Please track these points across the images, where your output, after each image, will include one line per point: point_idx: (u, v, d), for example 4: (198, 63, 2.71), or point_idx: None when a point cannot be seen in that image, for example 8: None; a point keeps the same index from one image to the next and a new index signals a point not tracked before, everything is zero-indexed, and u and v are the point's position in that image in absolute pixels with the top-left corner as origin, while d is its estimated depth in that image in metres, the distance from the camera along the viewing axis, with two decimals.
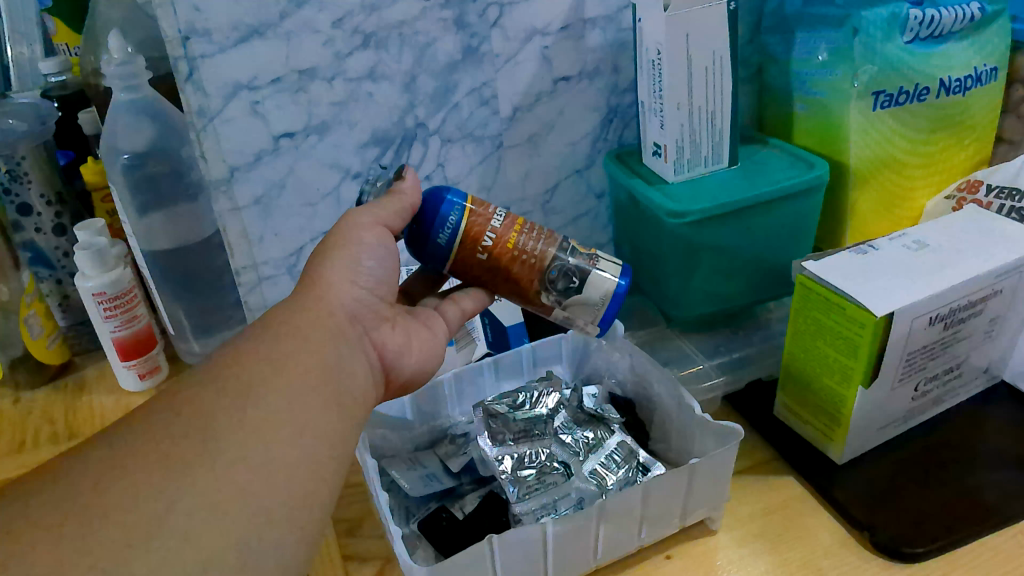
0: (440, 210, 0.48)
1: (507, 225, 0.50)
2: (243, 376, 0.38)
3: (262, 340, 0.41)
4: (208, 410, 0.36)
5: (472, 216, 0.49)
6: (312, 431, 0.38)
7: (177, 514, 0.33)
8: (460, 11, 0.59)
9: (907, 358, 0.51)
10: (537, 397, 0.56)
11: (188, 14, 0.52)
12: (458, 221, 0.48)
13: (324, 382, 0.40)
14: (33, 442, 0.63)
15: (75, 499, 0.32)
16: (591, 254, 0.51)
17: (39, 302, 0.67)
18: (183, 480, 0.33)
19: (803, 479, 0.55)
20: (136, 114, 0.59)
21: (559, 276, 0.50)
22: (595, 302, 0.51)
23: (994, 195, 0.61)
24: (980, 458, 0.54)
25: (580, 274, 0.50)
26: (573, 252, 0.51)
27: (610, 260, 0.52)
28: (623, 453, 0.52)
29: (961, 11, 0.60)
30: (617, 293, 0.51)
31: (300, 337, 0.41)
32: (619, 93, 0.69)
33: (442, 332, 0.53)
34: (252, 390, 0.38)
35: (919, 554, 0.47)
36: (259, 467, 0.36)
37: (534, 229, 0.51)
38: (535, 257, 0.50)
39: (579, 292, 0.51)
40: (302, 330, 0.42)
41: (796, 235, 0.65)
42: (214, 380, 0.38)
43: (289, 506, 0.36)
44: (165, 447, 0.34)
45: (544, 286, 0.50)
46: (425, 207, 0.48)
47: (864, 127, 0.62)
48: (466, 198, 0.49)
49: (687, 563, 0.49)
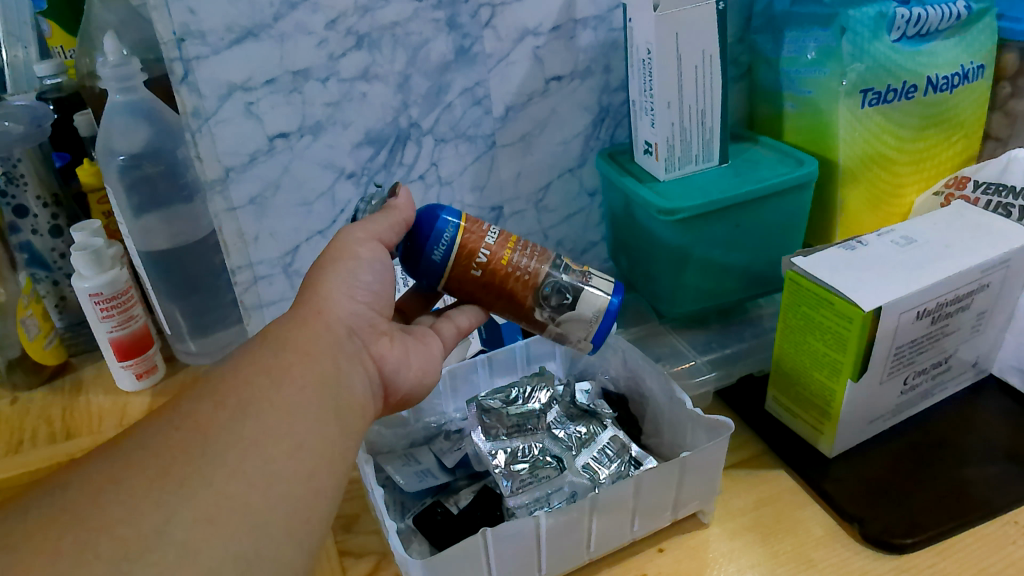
0: (435, 227, 0.48)
1: (501, 242, 0.50)
2: (244, 392, 0.39)
3: (262, 354, 0.41)
4: (208, 423, 0.37)
5: (467, 232, 0.49)
6: (310, 441, 0.39)
7: (175, 525, 0.33)
8: (452, 12, 0.60)
9: (896, 351, 0.52)
10: (530, 393, 0.56)
11: (183, 15, 0.53)
12: (453, 237, 0.49)
13: (322, 394, 0.41)
14: (31, 441, 0.63)
15: (73, 511, 0.32)
16: (584, 271, 0.52)
17: (36, 303, 0.68)
18: (182, 493, 0.34)
19: (794, 472, 0.56)
20: (132, 115, 0.60)
21: (553, 292, 0.51)
22: (588, 318, 0.52)
23: (982, 191, 0.62)
24: (970, 451, 0.55)
25: (573, 291, 0.51)
26: (566, 269, 0.52)
27: (603, 278, 0.53)
28: (615, 447, 0.53)
29: (947, 10, 0.61)
30: (611, 310, 0.52)
31: (296, 352, 0.42)
32: (610, 92, 0.69)
33: (438, 349, 0.53)
34: (250, 403, 0.38)
35: (909, 545, 0.48)
36: (257, 481, 0.36)
37: (527, 247, 0.51)
38: (529, 274, 0.51)
39: (573, 308, 0.51)
40: (300, 343, 0.42)
41: (785, 231, 0.66)
42: (212, 395, 0.38)
43: (288, 514, 0.37)
44: (162, 462, 0.34)
45: (538, 302, 0.51)
46: (420, 223, 0.49)
47: (851, 124, 0.63)
48: (460, 216, 0.49)
49: (679, 556, 0.50)
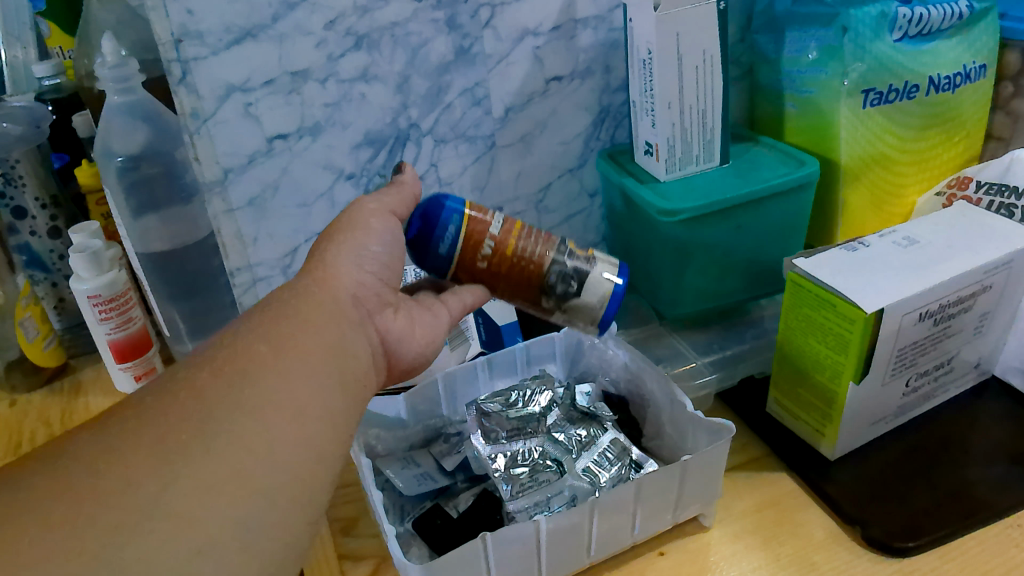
0: (440, 219, 0.48)
1: (506, 231, 0.50)
2: (244, 358, 0.37)
3: (264, 320, 0.40)
4: (208, 391, 0.35)
5: (471, 223, 0.49)
6: (313, 409, 0.37)
7: (171, 497, 0.31)
8: (452, 12, 0.60)
9: (898, 353, 0.52)
10: (530, 396, 0.57)
11: (181, 16, 0.53)
12: (457, 228, 0.49)
13: (326, 360, 0.39)
14: (29, 443, 0.63)
15: (68, 483, 0.30)
16: (589, 255, 0.52)
17: (35, 305, 0.67)
18: (178, 464, 0.32)
19: (795, 475, 0.55)
20: (131, 116, 0.60)
21: (559, 280, 0.50)
22: (594, 304, 0.51)
23: (984, 191, 0.62)
24: (973, 453, 0.55)
25: (579, 278, 0.51)
26: (571, 255, 0.51)
27: (608, 260, 0.52)
28: (615, 450, 0.52)
29: (949, 10, 0.61)
30: (615, 294, 0.52)
31: (299, 317, 0.40)
32: (611, 92, 0.69)
33: (446, 317, 0.51)
34: (250, 369, 0.36)
35: (911, 549, 0.48)
36: (257, 447, 0.34)
37: (532, 232, 0.51)
38: (535, 261, 0.50)
39: (579, 295, 0.51)
40: (303, 308, 0.41)
41: (787, 231, 0.65)
42: (211, 364, 0.37)
43: (291, 485, 0.35)
44: (159, 431, 0.33)
45: (544, 290, 0.51)
46: (426, 214, 0.49)
47: (853, 124, 0.63)
48: (465, 205, 0.49)
49: (680, 560, 0.49)
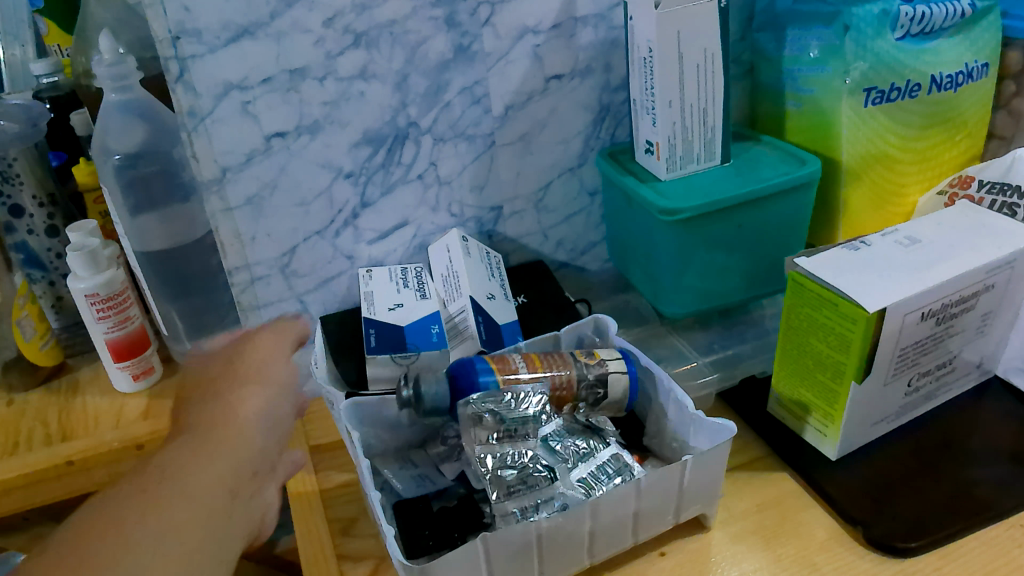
0: (477, 386, 0.53)
1: (533, 373, 0.54)
2: (148, 500, 0.36)
3: (164, 463, 0.38)
4: (136, 513, 0.36)
5: (505, 382, 0.53)
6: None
7: None
8: (451, 10, 0.59)
9: (900, 353, 0.51)
10: (524, 396, 0.52)
11: (178, 14, 0.52)
12: (496, 393, 0.53)
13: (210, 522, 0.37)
14: (26, 443, 0.63)
15: None
16: (601, 359, 0.56)
17: (32, 304, 0.67)
18: None
19: (797, 474, 0.55)
20: (125, 113, 0.59)
21: (586, 391, 0.55)
22: (619, 397, 0.56)
23: (986, 190, 0.61)
24: (975, 453, 0.54)
25: (602, 382, 0.55)
26: (587, 365, 0.55)
27: (614, 355, 0.57)
28: (615, 466, 0.51)
29: (951, 8, 0.61)
30: (633, 381, 0.56)
31: (200, 466, 0.39)
32: (611, 90, 0.69)
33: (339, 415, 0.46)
34: (149, 518, 0.36)
35: (913, 549, 0.47)
36: None
37: (553, 363, 0.55)
38: (564, 387, 0.55)
39: (607, 396, 0.56)
40: (201, 458, 0.39)
41: (788, 230, 0.65)
42: (111, 508, 0.36)
43: None
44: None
45: (576, 403, 0.55)
46: (461, 387, 0.53)
47: (855, 122, 0.62)
48: (493, 370, 0.53)
49: (681, 561, 0.49)
